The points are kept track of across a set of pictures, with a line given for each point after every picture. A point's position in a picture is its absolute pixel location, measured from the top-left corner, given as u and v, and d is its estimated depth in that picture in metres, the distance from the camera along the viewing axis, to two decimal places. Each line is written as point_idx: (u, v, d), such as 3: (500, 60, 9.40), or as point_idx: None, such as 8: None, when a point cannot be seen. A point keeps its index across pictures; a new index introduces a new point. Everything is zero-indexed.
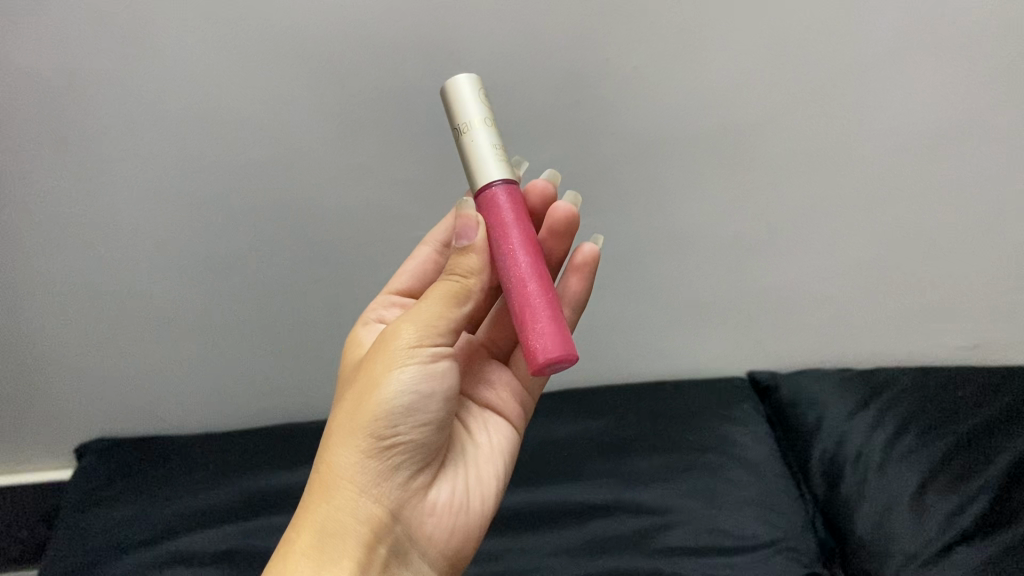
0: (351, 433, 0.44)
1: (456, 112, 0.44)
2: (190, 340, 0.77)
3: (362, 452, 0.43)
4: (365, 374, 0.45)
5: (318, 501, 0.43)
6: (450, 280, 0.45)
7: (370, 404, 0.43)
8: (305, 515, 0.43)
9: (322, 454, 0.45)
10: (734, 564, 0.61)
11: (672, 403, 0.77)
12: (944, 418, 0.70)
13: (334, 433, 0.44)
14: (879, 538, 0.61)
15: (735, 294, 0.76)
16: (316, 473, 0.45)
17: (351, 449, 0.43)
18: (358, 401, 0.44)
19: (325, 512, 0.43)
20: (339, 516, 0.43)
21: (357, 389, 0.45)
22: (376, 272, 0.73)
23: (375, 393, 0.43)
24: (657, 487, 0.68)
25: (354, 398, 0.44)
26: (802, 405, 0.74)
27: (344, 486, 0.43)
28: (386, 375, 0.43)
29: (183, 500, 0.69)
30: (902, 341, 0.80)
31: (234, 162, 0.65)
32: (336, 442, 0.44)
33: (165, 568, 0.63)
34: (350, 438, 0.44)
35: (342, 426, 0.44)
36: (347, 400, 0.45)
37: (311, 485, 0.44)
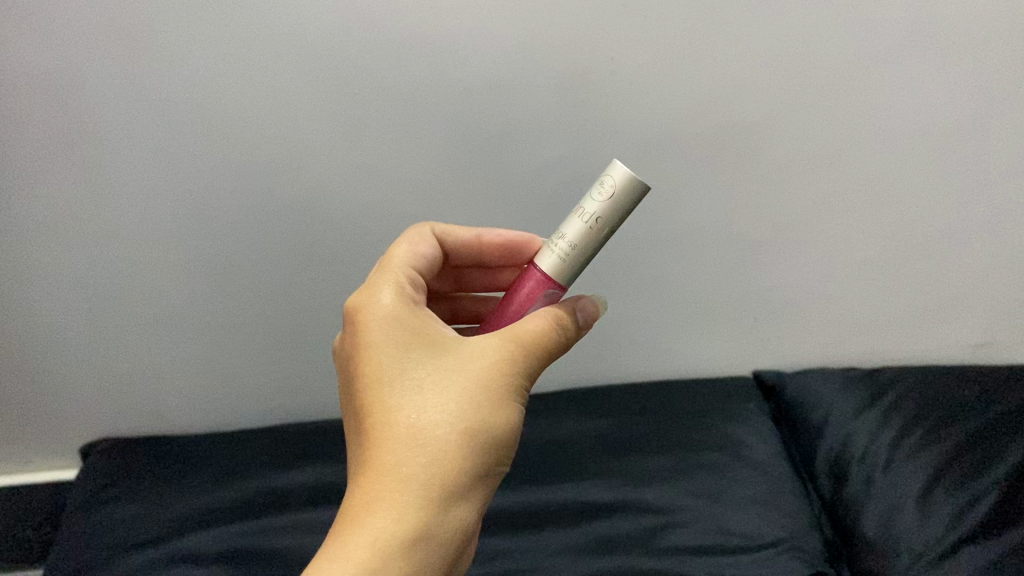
0: (476, 449, 0.39)
1: (607, 205, 0.41)
2: (193, 339, 0.76)
3: (481, 472, 0.39)
4: (483, 385, 0.40)
5: (421, 508, 0.37)
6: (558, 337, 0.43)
7: (501, 427, 0.40)
8: (406, 523, 0.37)
9: (425, 454, 0.38)
10: (740, 562, 0.61)
11: (677, 403, 0.77)
12: (949, 417, 0.69)
13: (438, 439, 0.38)
14: (884, 538, 0.61)
15: (739, 293, 0.76)
16: (408, 474, 0.38)
17: (475, 466, 0.39)
18: (482, 416, 0.39)
19: (433, 525, 0.37)
20: (446, 533, 0.38)
21: (477, 400, 0.39)
22: None
23: (505, 418, 0.40)
24: (663, 486, 0.68)
25: (473, 409, 0.39)
26: (807, 405, 0.75)
27: (461, 505, 0.38)
28: (512, 404, 0.40)
29: (188, 500, 0.69)
30: (905, 342, 0.80)
31: (238, 161, 0.65)
32: (446, 451, 0.38)
33: (169, 567, 0.63)
34: (467, 453, 0.39)
35: (454, 437, 0.38)
36: (456, 402, 0.39)
37: (404, 484, 0.37)
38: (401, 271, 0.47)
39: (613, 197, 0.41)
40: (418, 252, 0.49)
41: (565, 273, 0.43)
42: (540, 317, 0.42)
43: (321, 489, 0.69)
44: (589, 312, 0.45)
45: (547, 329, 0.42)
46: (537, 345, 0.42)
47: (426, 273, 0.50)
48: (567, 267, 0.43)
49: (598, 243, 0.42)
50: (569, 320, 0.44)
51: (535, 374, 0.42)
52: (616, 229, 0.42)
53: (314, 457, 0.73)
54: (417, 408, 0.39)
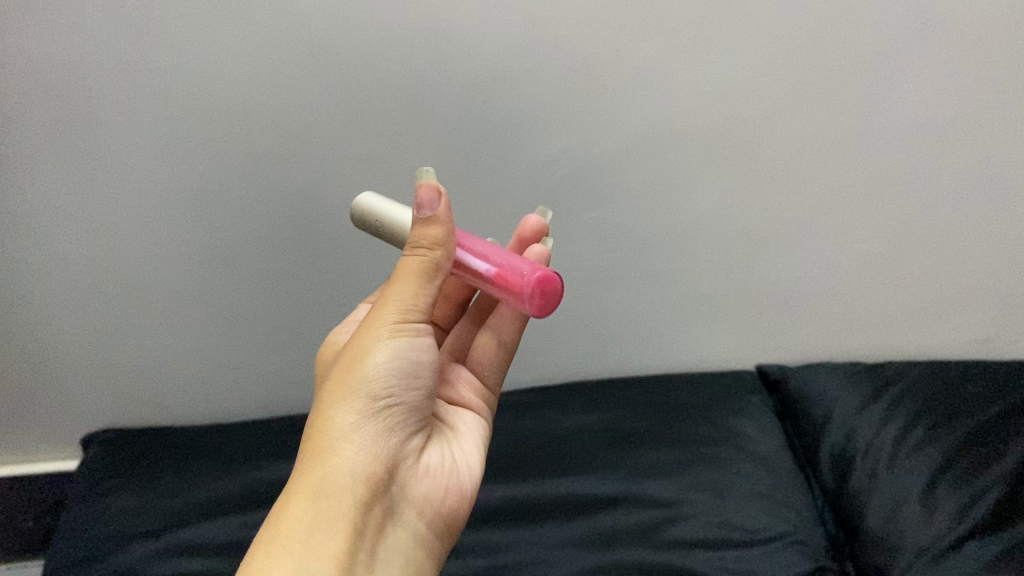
0: (343, 399, 0.44)
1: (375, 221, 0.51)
2: (194, 330, 0.76)
3: (355, 419, 0.44)
4: (353, 347, 0.45)
5: (310, 463, 0.43)
6: (414, 258, 0.44)
7: (360, 370, 0.44)
8: (298, 482, 0.43)
9: (311, 424, 0.45)
10: (745, 557, 0.61)
11: (680, 396, 0.77)
12: (953, 412, 0.69)
13: (323, 401, 0.45)
14: (888, 533, 0.61)
15: (743, 287, 0.75)
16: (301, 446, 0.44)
17: (347, 416, 0.44)
18: (345, 372, 0.44)
19: (317, 474, 0.42)
20: (331, 475, 0.42)
21: (346, 363, 0.45)
22: (383, 265, 0.73)
23: (371, 364, 0.44)
24: (666, 479, 0.68)
25: (337, 370, 0.45)
26: (810, 398, 0.74)
27: (343, 448, 0.43)
28: (369, 344, 0.44)
29: (191, 491, 0.68)
30: (910, 336, 0.79)
31: (240, 151, 0.64)
32: (326, 406, 0.44)
33: (172, 560, 0.63)
34: (339, 403, 0.44)
35: (331, 394, 0.44)
36: (331, 374, 0.45)
37: (300, 455, 0.44)
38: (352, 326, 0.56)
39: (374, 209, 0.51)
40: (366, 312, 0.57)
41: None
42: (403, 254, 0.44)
43: None
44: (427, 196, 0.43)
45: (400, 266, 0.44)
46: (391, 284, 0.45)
47: None
48: None
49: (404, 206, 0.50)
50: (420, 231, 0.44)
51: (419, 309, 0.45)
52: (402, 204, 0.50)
53: None
54: (317, 393, 0.46)
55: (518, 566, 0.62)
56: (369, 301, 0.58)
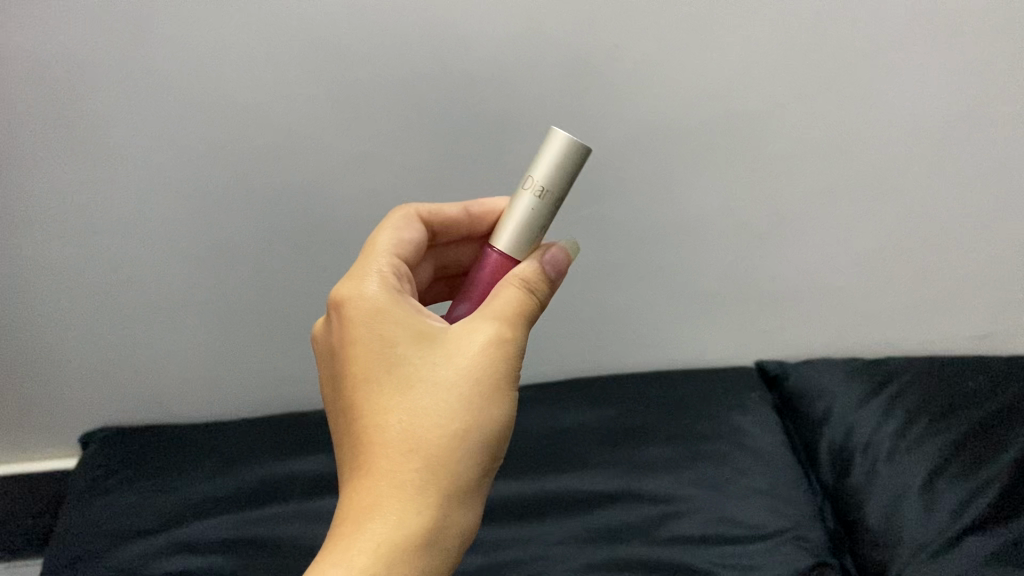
0: (467, 449, 0.38)
1: (544, 173, 0.42)
2: (195, 327, 0.76)
3: (478, 471, 0.38)
4: (475, 377, 0.38)
5: (424, 513, 0.36)
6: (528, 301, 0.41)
7: (493, 423, 0.38)
8: (401, 530, 0.35)
9: (419, 457, 0.37)
10: (745, 552, 0.61)
11: (679, 391, 0.77)
12: (954, 406, 0.69)
13: (444, 437, 0.37)
14: (888, 528, 0.61)
15: (742, 283, 0.75)
16: (398, 480, 0.36)
17: (470, 465, 0.38)
18: (469, 412, 0.38)
19: (437, 527, 0.36)
20: (449, 533, 0.37)
21: (469, 397, 0.38)
22: None
23: (504, 412, 0.39)
24: (666, 475, 0.68)
25: (456, 403, 0.38)
26: (809, 393, 0.74)
27: (461, 502, 0.37)
28: (497, 393, 0.39)
29: (189, 488, 0.67)
30: (909, 331, 0.79)
31: (239, 149, 0.64)
32: (452, 447, 0.37)
33: (172, 557, 0.61)
34: (466, 450, 0.38)
35: (453, 432, 0.37)
36: (444, 402, 0.38)
37: (399, 490, 0.36)
38: (389, 246, 0.46)
39: (557, 160, 0.42)
40: (402, 237, 0.47)
41: (518, 246, 0.43)
42: (513, 289, 0.41)
43: (325, 476, 0.67)
44: (559, 257, 0.44)
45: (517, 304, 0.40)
46: (520, 318, 0.40)
47: (408, 259, 0.48)
48: (511, 233, 0.43)
49: (549, 211, 0.43)
50: (539, 274, 0.42)
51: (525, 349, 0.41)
52: (565, 195, 0.43)
53: (314, 445, 0.71)
54: (407, 410, 0.38)
55: (516, 562, 0.62)
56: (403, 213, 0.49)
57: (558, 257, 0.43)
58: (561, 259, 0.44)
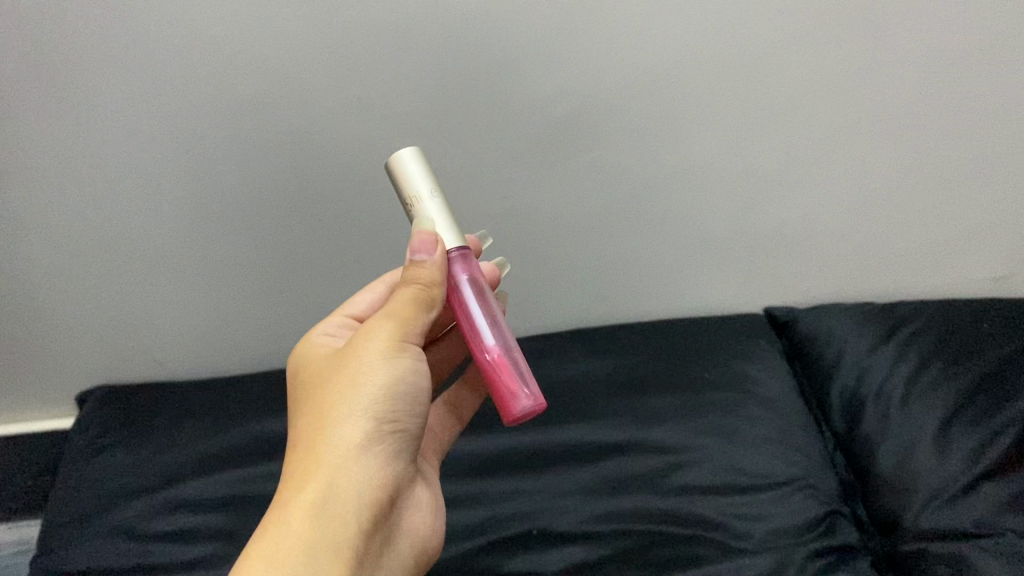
0: (347, 421, 0.42)
1: (415, 177, 0.45)
2: (190, 282, 0.74)
3: (360, 438, 0.42)
4: (353, 364, 0.43)
5: (307, 482, 0.40)
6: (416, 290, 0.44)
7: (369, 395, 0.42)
8: (292, 498, 0.39)
9: (308, 443, 0.41)
10: (754, 501, 0.60)
11: (687, 339, 0.75)
12: (969, 350, 0.67)
13: (328, 418, 0.42)
14: (900, 475, 0.60)
15: (750, 228, 0.73)
16: (295, 465, 0.41)
17: (349, 435, 0.41)
18: (351, 390, 0.42)
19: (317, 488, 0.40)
20: (333, 492, 0.40)
21: (349, 381, 0.43)
22: (379, 211, 0.70)
23: (379, 381, 0.42)
24: (674, 424, 0.66)
25: (340, 387, 0.42)
26: (820, 338, 0.72)
27: (345, 466, 0.41)
28: (376, 368, 0.43)
29: (188, 444, 0.65)
30: (922, 274, 0.77)
31: (226, 97, 0.62)
32: (332, 423, 0.42)
33: (170, 515, 0.60)
34: (343, 420, 0.42)
35: (334, 412, 0.42)
36: (330, 393, 0.43)
37: (292, 473, 0.41)
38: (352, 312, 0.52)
39: (412, 163, 0.45)
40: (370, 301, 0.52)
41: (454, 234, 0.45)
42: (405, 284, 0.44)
43: None
44: (427, 239, 0.43)
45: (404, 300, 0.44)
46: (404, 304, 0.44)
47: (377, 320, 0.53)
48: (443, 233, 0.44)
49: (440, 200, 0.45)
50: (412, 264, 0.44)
51: (418, 331, 0.44)
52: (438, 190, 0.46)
53: None
54: (310, 411, 0.43)
55: (521, 516, 0.61)
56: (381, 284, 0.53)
57: (426, 240, 0.43)
58: (430, 242, 0.44)
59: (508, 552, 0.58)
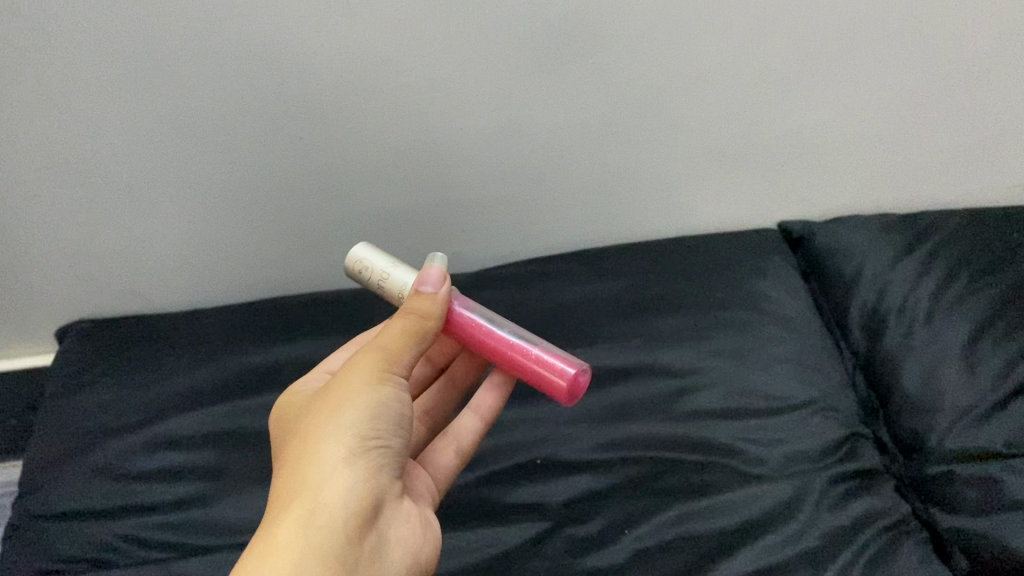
0: (327, 439, 0.39)
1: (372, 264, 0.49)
2: (160, 212, 0.69)
3: (342, 455, 0.39)
4: (335, 389, 0.41)
5: (290, 507, 0.37)
6: (405, 318, 0.43)
7: (352, 413, 0.40)
8: (277, 527, 0.37)
9: (291, 466, 0.39)
10: (770, 424, 0.57)
11: (696, 257, 0.70)
12: (997, 262, 0.63)
13: (309, 438, 0.39)
14: (925, 395, 0.56)
15: (764, 135, 0.68)
16: (278, 493, 0.38)
17: (331, 453, 0.39)
18: (332, 415, 0.40)
19: (302, 511, 0.37)
20: (317, 510, 0.37)
21: (328, 404, 0.40)
22: (360, 133, 0.64)
23: (362, 401, 0.40)
24: (683, 347, 0.63)
25: (319, 412, 0.40)
26: (837, 253, 0.68)
27: (328, 481, 0.38)
28: (356, 386, 0.40)
29: (170, 379, 0.62)
30: (944, 180, 0.73)
31: (180, 11, 0.55)
32: (313, 442, 0.39)
33: (156, 453, 0.57)
34: (325, 438, 0.39)
35: (314, 432, 0.39)
36: (312, 418, 0.40)
37: (277, 499, 0.38)
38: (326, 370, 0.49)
39: (362, 256, 0.49)
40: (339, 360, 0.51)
41: None
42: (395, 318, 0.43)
43: (314, 361, 0.62)
44: (435, 275, 0.45)
45: (395, 332, 0.42)
46: (389, 334, 0.42)
47: None
48: None
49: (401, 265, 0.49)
50: (417, 300, 0.44)
51: (403, 355, 0.42)
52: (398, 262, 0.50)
53: (302, 326, 0.65)
54: (293, 437, 0.41)
55: (524, 447, 0.57)
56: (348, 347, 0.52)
57: (436, 275, 0.45)
58: (438, 277, 0.45)
59: (509, 484, 0.55)
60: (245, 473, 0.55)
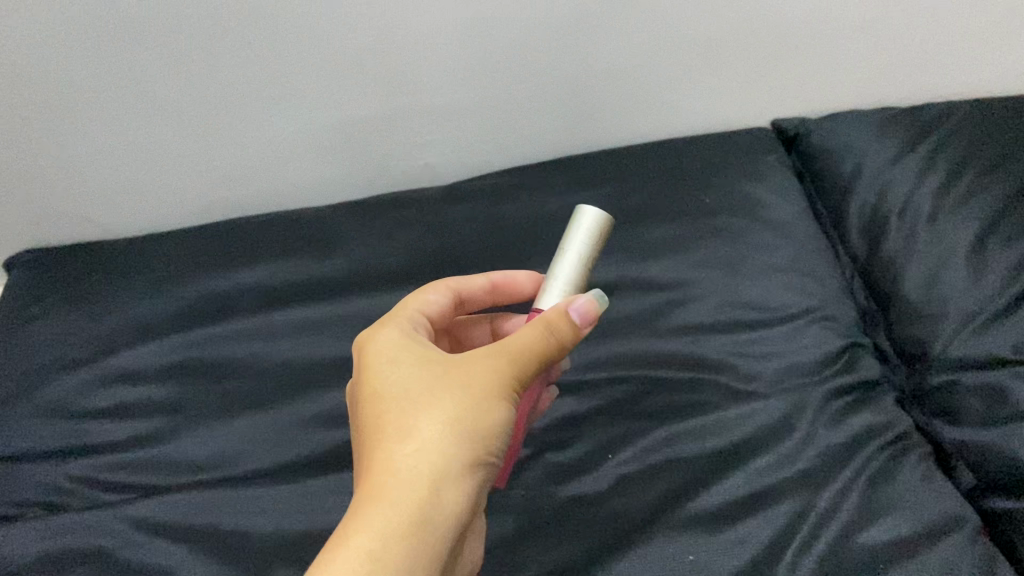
0: (456, 442, 0.36)
1: (582, 241, 0.43)
2: (92, 131, 0.61)
3: (466, 461, 0.36)
4: (467, 383, 0.37)
5: (409, 497, 0.34)
6: (545, 337, 0.39)
7: (483, 418, 0.37)
8: (392, 509, 0.34)
9: (415, 448, 0.35)
10: (763, 338, 0.53)
11: (683, 161, 0.65)
12: (1008, 154, 0.59)
13: (436, 428, 0.36)
14: (929, 300, 0.53)
15: (754, 28, 0.62)
16: (391, 477, 0.35)
17: (457, 454, 0.36)
18: (458, 408, 0.36)
19: (421, 511, 0.34)
20: (434, 513, 0.34)
21: (466, 397, 0.37)
22: (305, 45, 0.57)
23: (494, 414, 0.37)
24: (672, 260, 0.59)
25: (451, 404, 0.36)
26: (835, 152, 0.64)
27: (451, 486, 0.35)
28: (491, 393, 0.37)
29: (122, 309, 0.58)
30: (949, 69, 0.67)
31: None
32: (440, 436, 0.36)
33: (110, 388, 0.53)
34: (452, 437, 0.36)
35: (447, 423, 0.36)
36: (448, 402, 0.37)
37: (392, 486, 0.34)
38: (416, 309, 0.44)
39: (589, 233, 0.43)
40: (431, 302, 0.45)
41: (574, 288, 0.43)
42: (529, 328, 0.39)
43: (276, 287, 0.58)
44: (583, 309, 0.40)
45: (533, 336, 0.38)
46: (528, 345, 0.38)
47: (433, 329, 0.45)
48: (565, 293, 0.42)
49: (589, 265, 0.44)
50: (563, 324, 0.39)
51: (532, 371, 0.39)
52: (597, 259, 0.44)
53: (263, 249, 0.61)
54: (414, 414, 0.36)
55: None
56: (448, 288, 0.46)
57: (585, 306, 0.40)
58: (580, 317, 0.40)
59: None
60: (203, 408, 0.52)
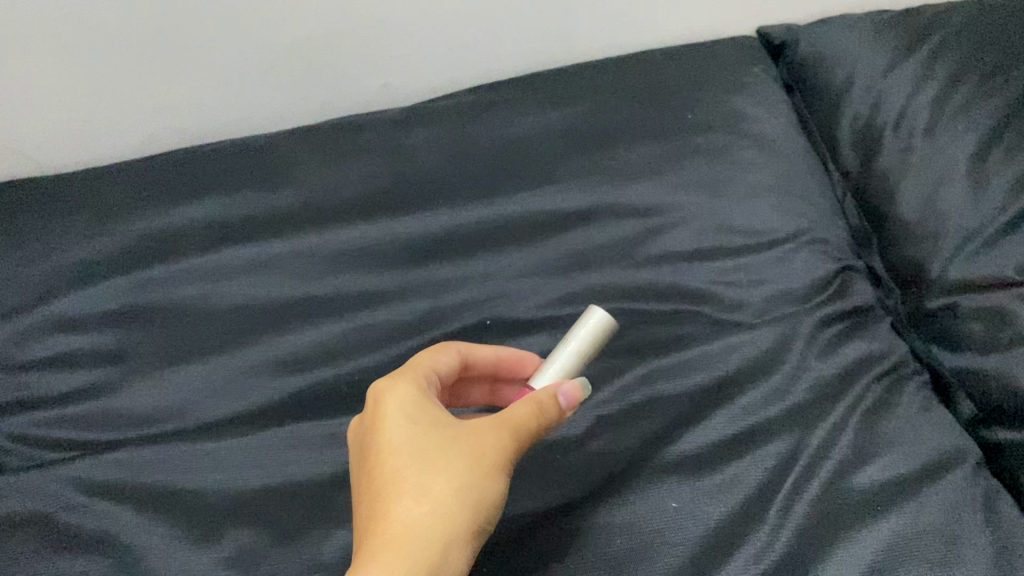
0: (465, 510, 0.35)
1: (584, 333, 0.43)
2: (10, 64, 0.55)
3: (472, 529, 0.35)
4: (478, 453, 0.36)
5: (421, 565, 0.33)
6: (543, 417, 0.39)
7: (488, 492, 0.36)
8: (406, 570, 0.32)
9: (427, 511, 0.34)
10: (748, 265, 0.50)
11: (663, 74, 0.61)
12: (1010, 60, 0.55)
13: (450, 492, 0.35)
14: (926, 219, 0.49)
15: None
16: (402, 539, 0.33)
17: (465, 521, 0.35)
18: (469, 476, 0.35)
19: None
20: None
21: (477, 467, 0.36)
22: None
23: (496, 490, 0.36)
24: (650, 180, 0.54)
25: (464, 473, 0.36)
26: (825, 61, 0.59)
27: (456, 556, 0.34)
28: (498, 468, 0.36)
29: (59, 250, 0.53)
30: None
31: None
32: (454, 502, 0.35)
33: (46, 338, 0.49)
34: (463, 507, 0.35)
35: (459, 489, 0.35)
36: (459, 467, 0.36)
37: (404, 546, 0.33)
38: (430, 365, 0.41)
39: (595, 329, 0.43)
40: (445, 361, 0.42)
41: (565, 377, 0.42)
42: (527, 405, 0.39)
43: (224, 223, 0.54)
44: (569, 390, 0.40)
45: (535, 416, 0.38)
46: (528, 427, 0.38)
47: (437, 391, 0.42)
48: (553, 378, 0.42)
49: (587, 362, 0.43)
50: (551, 406, 0.39)
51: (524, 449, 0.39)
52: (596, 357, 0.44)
53: (213, 181, 0.56)
54: (422, 476, 0.35)
55: (471, 308, 0.50)
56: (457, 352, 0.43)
57: (572, 389, 0.40)
58: (568, 397, 0.40)
59: None
60: (150, 358, 0.48)
